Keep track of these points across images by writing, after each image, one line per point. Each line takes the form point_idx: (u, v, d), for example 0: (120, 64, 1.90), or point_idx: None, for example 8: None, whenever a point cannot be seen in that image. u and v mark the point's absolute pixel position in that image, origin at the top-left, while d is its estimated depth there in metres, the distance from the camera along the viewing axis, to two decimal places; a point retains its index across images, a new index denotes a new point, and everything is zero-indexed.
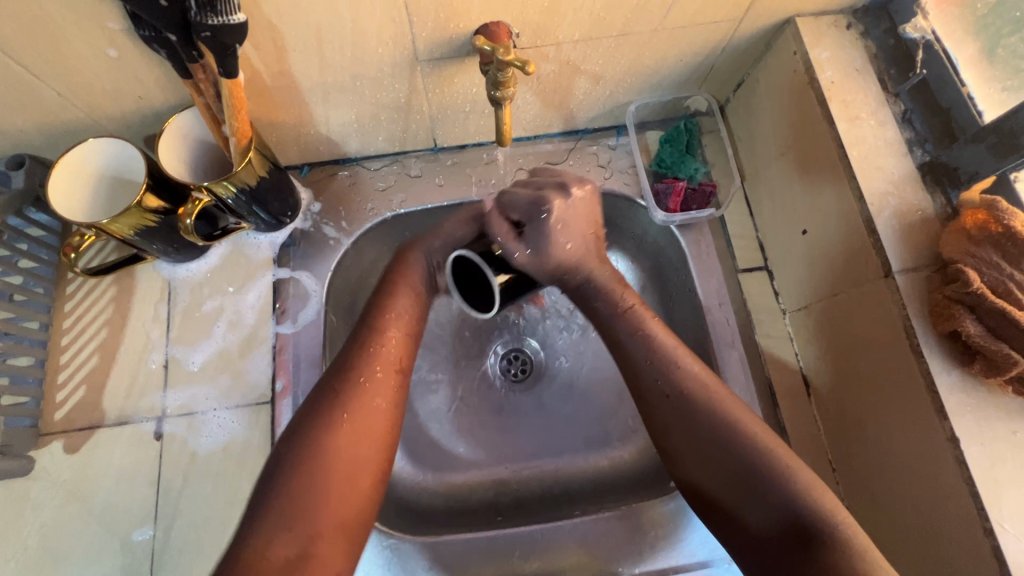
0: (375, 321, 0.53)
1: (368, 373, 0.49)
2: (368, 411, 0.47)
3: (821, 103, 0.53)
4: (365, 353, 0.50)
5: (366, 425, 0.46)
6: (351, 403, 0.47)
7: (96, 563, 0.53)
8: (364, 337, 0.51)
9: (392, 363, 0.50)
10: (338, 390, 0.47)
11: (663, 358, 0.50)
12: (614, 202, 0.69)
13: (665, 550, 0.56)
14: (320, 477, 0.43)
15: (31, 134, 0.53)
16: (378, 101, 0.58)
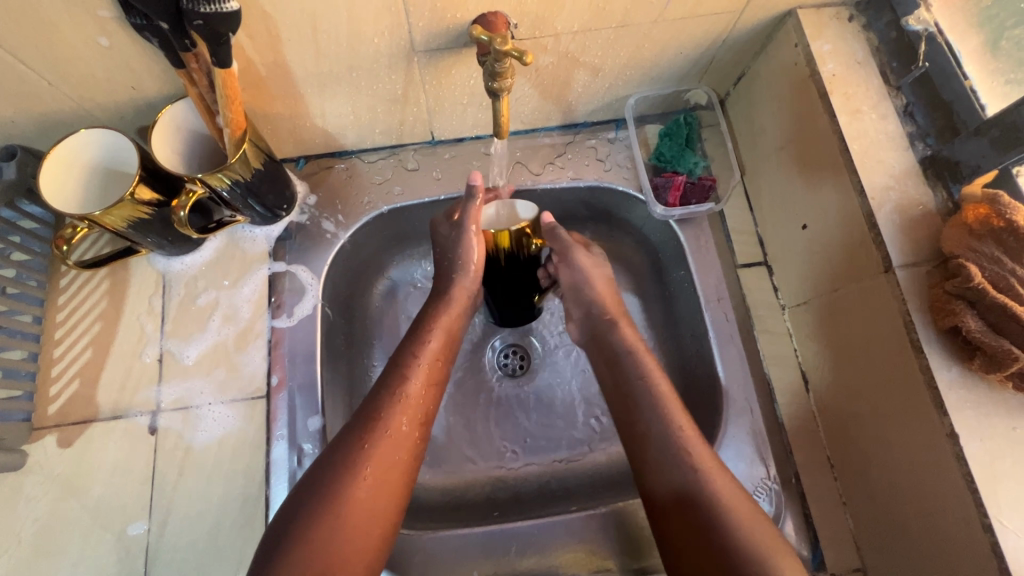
0: (406, 366, 0.53)
1: (396, 424, 0.50)
2: (393, 441, 0.49)
3: (822, 96, 0.53)
4: (392, 398, 0.51)
5: (385, 480, 0.48)
6: (375, 452, 0.48)
7: (90, 558, 0.53)
8: (392, 382, 0.52)
9: (417, 414, 0.51)
10: (367, 440, 0.48)
11: (660, 404, 0.52)
12: (613, 196, 0.69)
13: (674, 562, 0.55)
14: (339, 520, 0.45)
15: (22, 124, 0.53)
16: (375, 93, 0.57)
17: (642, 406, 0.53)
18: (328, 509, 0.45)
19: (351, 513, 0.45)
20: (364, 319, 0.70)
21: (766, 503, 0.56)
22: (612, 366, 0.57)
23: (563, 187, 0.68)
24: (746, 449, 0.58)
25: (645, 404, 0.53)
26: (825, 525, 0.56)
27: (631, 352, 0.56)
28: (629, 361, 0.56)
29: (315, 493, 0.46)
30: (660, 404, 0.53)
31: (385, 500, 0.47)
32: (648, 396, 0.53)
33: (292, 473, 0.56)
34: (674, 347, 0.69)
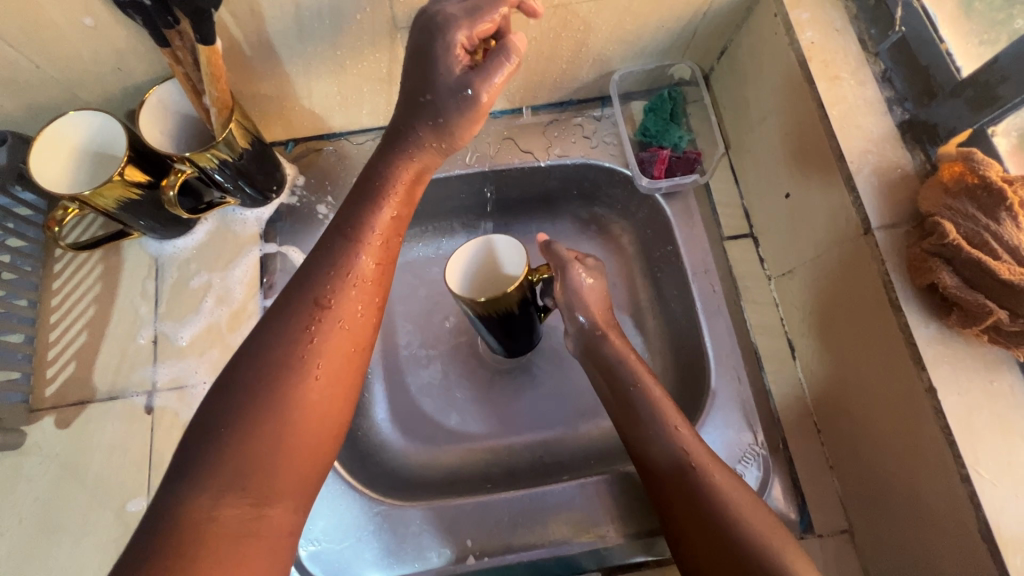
0: (353, 235, 0.44)
1: (348, 309, 0.42)
2: (345, 326, 0.42)
3: (800, 63, 0.53)
4: (341, 272, 0.43)
5: (336, 371, 0.41)
6: (329, 337, 0.41)
7: (90, 534, 0.54)
8: (341, 255, 0.43)
9: (370, 290, 0.44)
10: (311, 320, 0.41)
11: (659, 411, 0.53)
12: (600, 173, 0.69)
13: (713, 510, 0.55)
14: (281, 422, 0.38)
15: (11, 109, 0.54)
16: (360, 72, 0.58)
17: (643, 412, 0.54)
18: (274, 400, 0.38)
19: (295, 407, 0.39)
20: None
21: (753, 468, 0.57)
22: (609, 379, 0.57)
23: (550, 164, 0.68)
24: (734, 416, 0.59)
25: (643, 409, 0.54)
26: (812, 489, 0.57)
27: (626, 362, 0.57)
28: (623, 369, 0.56)
29: (254, 392, 0.38)
30: (661, 412, 0.53)
31: (332, 399, 0.40)
32: (646, 403, 0.54)
33: None
34: (663, 321, 0.70)
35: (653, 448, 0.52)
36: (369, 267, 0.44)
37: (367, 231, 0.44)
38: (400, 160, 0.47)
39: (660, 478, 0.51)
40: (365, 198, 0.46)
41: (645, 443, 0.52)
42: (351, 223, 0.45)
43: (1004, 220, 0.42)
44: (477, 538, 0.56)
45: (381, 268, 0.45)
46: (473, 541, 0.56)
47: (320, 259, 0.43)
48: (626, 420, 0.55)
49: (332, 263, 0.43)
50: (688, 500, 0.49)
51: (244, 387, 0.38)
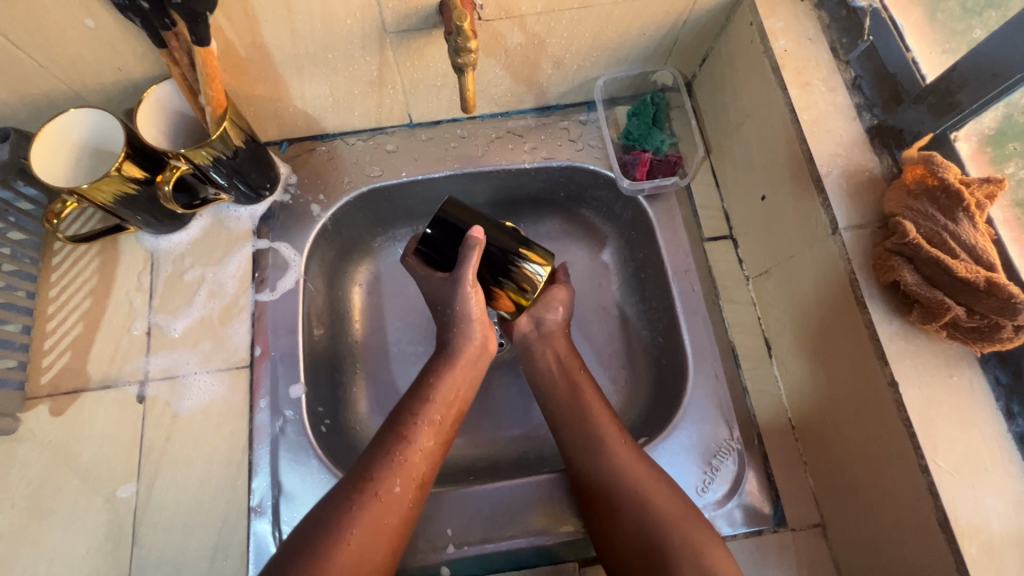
0: (404, 426, 0.53)
1: (394, 495, 0.50)
2: (388, 514, 0.49)
3: (774, 70, 0.55)
4: (390, 465, 0.51)
5: (367, 546, 0.47)
6: (362, 523, 0.48)
7: (80, 519, 0.55)
8: (394, 443, 0.52)
9: (412, 477, 0.52)
10: (353, 502, 0.49)
11: (603, 437, 0.55)
12: (585, 175, 0.71)
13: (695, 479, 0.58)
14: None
15: (14, 105, 0.56)
16: (352, 75, 0.60)
17: (591, 437, 0.56)
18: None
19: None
20: (346, 301, 0.73)
21: (728, 463, 0.59)
22: (566, 398, 0.60)
23: (536, 167, 0.71)
24: (711, 412, 0.61)
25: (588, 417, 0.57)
26: (786, 483, 0.58)
27: (574, 386, 0.60)
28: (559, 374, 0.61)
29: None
30: (604, 440, 0.55)
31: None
32: (595, 426, 0.56)
33: (276, 438, 0.59)
34: (646, 320, 0.72)
35: (594, 465, 0.54)
36: (415, 455, 0.52)
37: (419, 438, 0.53)
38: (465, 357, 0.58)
39: (594, 496, 0.54)
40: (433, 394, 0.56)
41: (588, 462, 0.55)
42: (405, 424, 0.54)
43: (962, 220, 0.44)
44: (457, 527, 0.57)
45: (430, 451, 0.54)
46: (454, 531, 0.57)
47: (376, 447, 0.52)
48: (571, 437, 0.57)
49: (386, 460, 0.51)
50: (623, 517, 0.51)
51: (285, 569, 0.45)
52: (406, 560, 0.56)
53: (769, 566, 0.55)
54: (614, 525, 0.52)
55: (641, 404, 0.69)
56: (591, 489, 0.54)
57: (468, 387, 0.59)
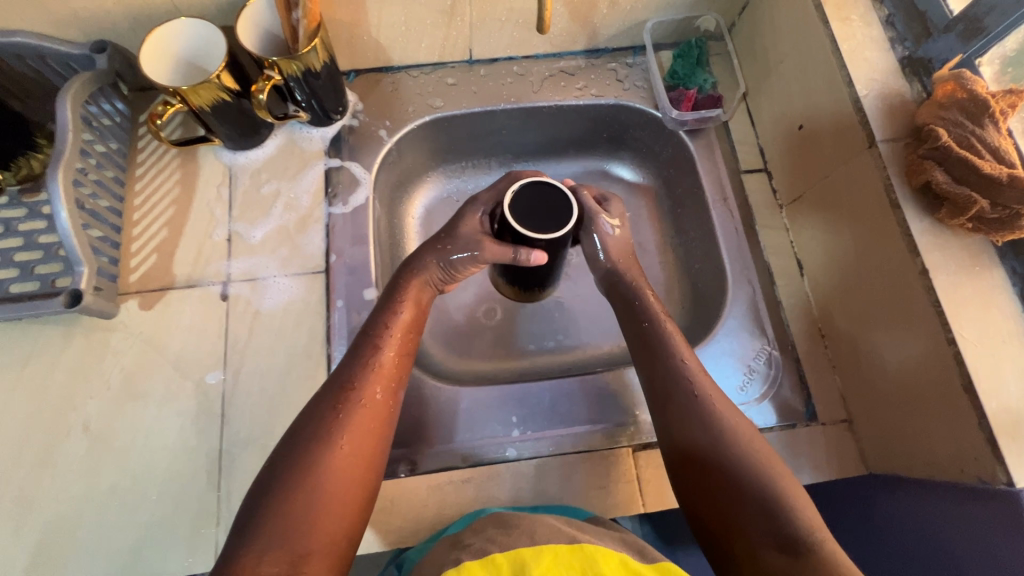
0: (376, 339, 0.57)
1: (368, 393, 0.53)
2: (366, 408, 0.52)
3: (817, 6, 0.61)
4: (368, 373, 0.54)
5: (362, 442, 0.51)
6: (353, 422, 0.51)
7: (172, 402, 0.60)
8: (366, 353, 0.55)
9: (389, 383, 0.55)
10: (340, 409, 0.51)
11: (672, 344, 0.57)
12: (630, 114, 0.77)
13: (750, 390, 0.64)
14: (318, 490, 0.47)
15: (117, 16, 0.61)
16: (427, 3, 0.65)
17: (660, 346, 0.57)
18: (306, 491, 0.46)
19: (327, 492, 0.47)
20: (403, 228, 0.78)
21: (765, 367, 0.65)
22: (627, 318, 0.61)
23: (587, 103, 0.76)
24: (749, 322, 0.67)
25: (658, 344, 0.57)
26: (816, 384, 0.64)
27: (642, 298, 0.61)
28: (640, 306, 0.61)
29: (294, 484, 0.47)
30: (671, 347, 0.56)
31: (358, 463, 0.49)
32: (660, 335, 0.58)
33: (351, 334, 0.63)
34: (682, 250, 0.78)
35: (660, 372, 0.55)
36: (386, 365, 0.56)
37: (385, 336, 0.57)
38: (416, 280, 0.61)
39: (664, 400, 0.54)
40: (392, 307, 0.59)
41: (656, 369, 0.56)
42: (374, 338, 0.56)
43: (987, 125, 0.50)
44: (522, 416, 0.62)
45: (398, 360, 0.57)
46: (518, 419, 0.62)
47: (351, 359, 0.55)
48: (642, 352, 0.58)
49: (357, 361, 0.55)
50: (691, 426, 0.52)
51: (289, 464, 0.48)
52: (474, 444, 0.61)
53: (801, 454, 0.61)
54: (687, 428, 0.52)
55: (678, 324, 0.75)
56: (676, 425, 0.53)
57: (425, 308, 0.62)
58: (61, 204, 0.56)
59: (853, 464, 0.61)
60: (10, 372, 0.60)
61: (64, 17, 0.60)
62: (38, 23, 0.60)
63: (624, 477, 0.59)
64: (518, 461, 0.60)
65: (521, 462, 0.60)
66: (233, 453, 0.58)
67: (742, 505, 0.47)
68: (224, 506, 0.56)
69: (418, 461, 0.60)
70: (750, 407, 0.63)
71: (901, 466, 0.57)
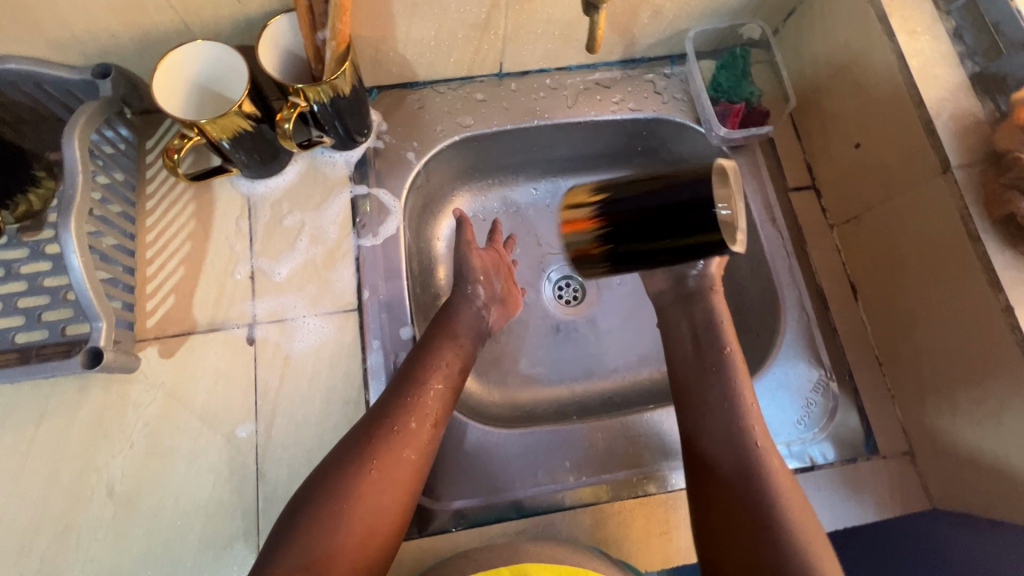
0: (418, 369, 0.55)
1: (403, 423, 0.51)
2: (400, 438, 0.50)
3: (881, 18, 0.57)
4: (407, 403, 0.52)
5: (392, 474, 0.49)
6: (384, 452, 0.49)
7: (201, 458, 0.55)
8: (408, 383, 0.53)
9: (428, 416, 0.52)
10: (373, 436, 0.50)
11: (733, 385, 0.56)
12: (668, 128, 0.73)
13: (811, 425, 0.61)
14: (342, 519, 0.46)
15: (122, 39, 0.55)
16: (460, 17, 0.60)
17: (716, 379, 0.56)
18: (330, 517, 0.46)
19: (351, 523, 0.46)
20: (431, 252, 0.74)
21: (824, 399, 0.62)
22: (697, 341, 0.59)
23: (624, 118, 0.72)
24: (804, 351, 0.64)
25: (712, 360, 0.57)
26: (875, 415, 0.62)
27: (717, 328, 0.59)
28: (716, 331, 0.59)
29: (319, 508, 0.46)
30: (733, 381, 0.56)
31: (385, 494, 0.48)
32: (725, 370, 0.56)
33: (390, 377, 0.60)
34: (725, 270, 0.74)
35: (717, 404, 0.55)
36: (428, 397, 0.53)
37: (428, 366, 0.55)
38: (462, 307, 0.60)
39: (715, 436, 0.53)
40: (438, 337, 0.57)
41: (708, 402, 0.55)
42: (418, 367, 0.55)
43: None
44: (575, 459, 0.59)
45: (442, 393, 0.54)
46: (571, 463, 0.59)
47: (393, 387, 0.54)
48: (691, 371, 0.58)
49: (394, 389, 0.53)
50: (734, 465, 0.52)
51: (317, 490, 0.47)
52: (525, 494, 0.57)
53: (864, 490, 0.59)
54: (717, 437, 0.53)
55: None
56: (710, 439, 0.54)
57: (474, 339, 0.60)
58: (73, 249, 0.51)
59: (916, 498, 0.59)
60: (21, 431, 0.55)
61: (62, 41, 0.54)
62: (33, 48, 0.54)
63: (659, 529, 0.56)
64: (574, 508, 0.57)
65: (577, 509, 0.57)
66: (271, 511, 0.54)
67: (745, 536, 0.48)
68: None
69: (468, 512, 0.56)
70: (810, 442, 0.61)
71: (972, 503, 0.55)
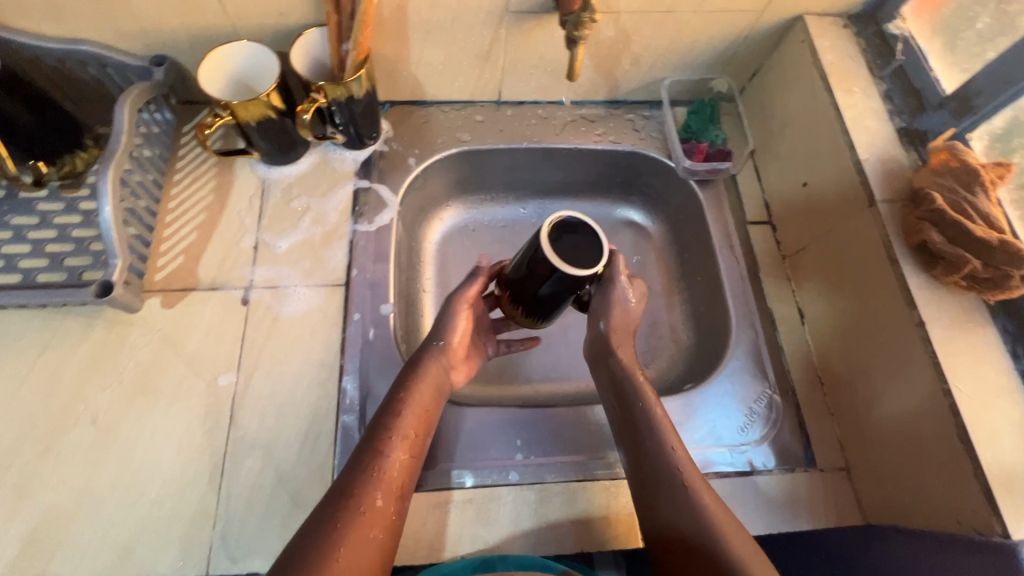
0: (378, 443, 0.53)
1: (370, 501, 0.49)
2: (366, 518, 0.48)
3: (823, 77, 0.67)
4: (369, 479, 0.50)
5: (362, 556, 0.46)
6: (352, 534, 0.47)
7: (182, 399, 0.60)
8: (372, 458, 0.52)
9: (393, 490, 0.51)
10: (338, 520, 0.47)
11: (659, 429, 0.57)
12: (643, 162, 0.82)
13: (752, 431, 0.65)
14: None
15: (180, 35, 0.66)
16: (466, 46, 0.71)
17: (644, 431, 0.57)
18: None
19: None
20: (420, 250, 0.81)
21: (767, 411, 0.66)
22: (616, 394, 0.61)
23: (605, 148, 0.81)
24: (751, 366, 0.68)
25: (640, 408, 0.59)
26: (816, 431, 0.66)
27: (633, 377, 0.61)
28: (627, 381, 0.61)
29: None
30: (658, 430, 0.57)
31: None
32: (649, 418, 0.57)
33: (365, 347, 0.65)
34: (689, 291, 0.80)
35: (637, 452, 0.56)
36: (391, 470, 0.52)
37: (388, 440, 0.53)
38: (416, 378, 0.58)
39: (649, 477, 0.55)
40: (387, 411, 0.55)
41: (643, 456, 0.56)
42: (379, 441, 0.53)
43: (979, 194, 0.55)
44: (528, 438, 0.63)
45: (405, 465, 0.53)
46: (523, 442, 0.62)
47: (354, 466, 0.51)
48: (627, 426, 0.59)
49: (354, 468, 0.51)
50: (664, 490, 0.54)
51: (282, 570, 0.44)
52: (477, 470, 0.60)
53: (801, 499, 0.62)
54: (661, 479, 0.54)
55: (681, 364, 0.77)
56: (657, 484, 0.54)
57: (435, 407, 0.59)
58: (106, 197, 0.58)
59: (850, 512, 0.62)
60: (24, 358, 0.60)
61: (129, 31, 0.65)
62: (104, 35, 0.65)
63: (601, 513, 0.59)
64: (522, 484, 0.60)
65: (524, 486, 0.60)
66: (238, 455, 0.58)
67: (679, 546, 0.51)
68: (224, 508, 0.56)
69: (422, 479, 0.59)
70: (751, 450, 0.64)
71: (898, 517, 0.58)
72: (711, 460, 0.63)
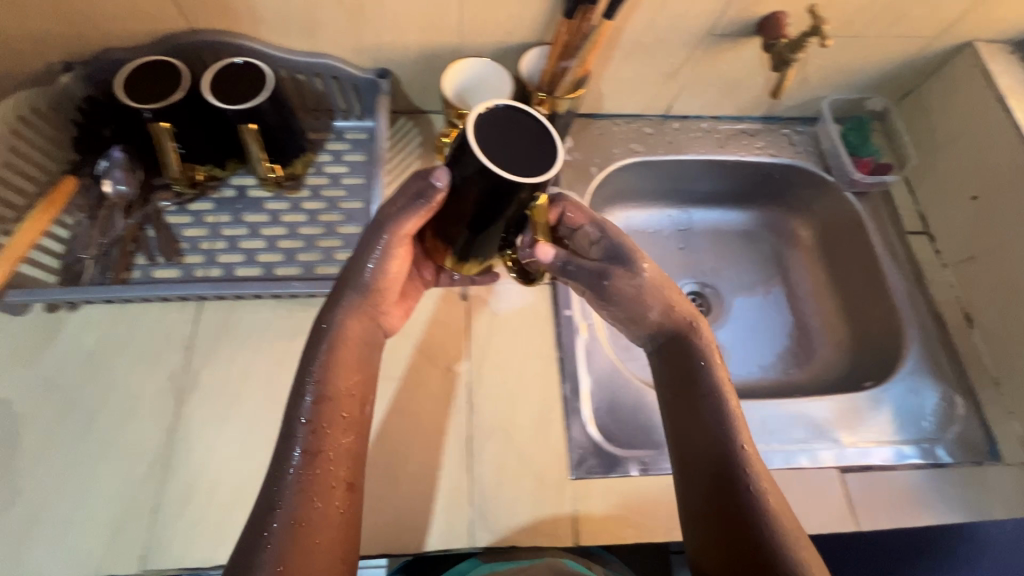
0: (305, 436, 0.48)
1: (312, 510, 0.45)
2: (303, 528, 0.44)
3: (999, 99, 0.73)
4: (297, 481, 0.46)
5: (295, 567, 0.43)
6: (285, 545, 0.43)
7: (422, 385, 0.65)
8: (303, 456, 0.47)
9: (331, 485, 0.47)
10: (269, 526, 0.44)
11: (730, 427, 0.51)
12: (799, 174, 0.87)
13: (935, 427, 0.70)
14: None
15: (410, 52, 0.71)
16: (659, 65, 0.76)
17: (715, 429, 0.52)
18: None
19: None
20: None
21: (947, 409, 0.71)
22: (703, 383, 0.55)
23: (766, 161, 0.86)
24: (926, 366, 0.73)
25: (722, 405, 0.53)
26: (999, 428, 0.70)
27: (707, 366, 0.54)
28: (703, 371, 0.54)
29: None
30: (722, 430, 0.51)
31: None
32: (717, 415, 0.52)
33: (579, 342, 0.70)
34: (843, 296, 0.85)
35: (691, 445, 0.53)
36: (325, 464, 0.47)
37: (319, 434, 0.48)
38: (335, 344, 0.52)
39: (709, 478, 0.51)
40: (323, 398, 0.49)
41: (711, 454, 0.52)
42: (305, 435, 0.48)
43: None
44: None
45: (347, 454, 0.49)
46: None
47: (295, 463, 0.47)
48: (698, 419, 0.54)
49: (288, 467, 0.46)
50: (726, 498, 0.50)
51: None
52: None
53: (991, 491, 0.66)
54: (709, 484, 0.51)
55: (842, 364, 0.82)
56: (710, 488, 0.51)
57: (366, 377, 0.53)
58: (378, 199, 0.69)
59: None
60: (277, 347, 0.65)
61: (367, 48, 0.70)
62: (343, 51, 0.71)
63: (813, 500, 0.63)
64: None
65: None
66: (480, 438, 0.63)
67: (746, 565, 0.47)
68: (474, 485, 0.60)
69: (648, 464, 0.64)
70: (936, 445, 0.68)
71: None
72: (901, 453, 0.68)
